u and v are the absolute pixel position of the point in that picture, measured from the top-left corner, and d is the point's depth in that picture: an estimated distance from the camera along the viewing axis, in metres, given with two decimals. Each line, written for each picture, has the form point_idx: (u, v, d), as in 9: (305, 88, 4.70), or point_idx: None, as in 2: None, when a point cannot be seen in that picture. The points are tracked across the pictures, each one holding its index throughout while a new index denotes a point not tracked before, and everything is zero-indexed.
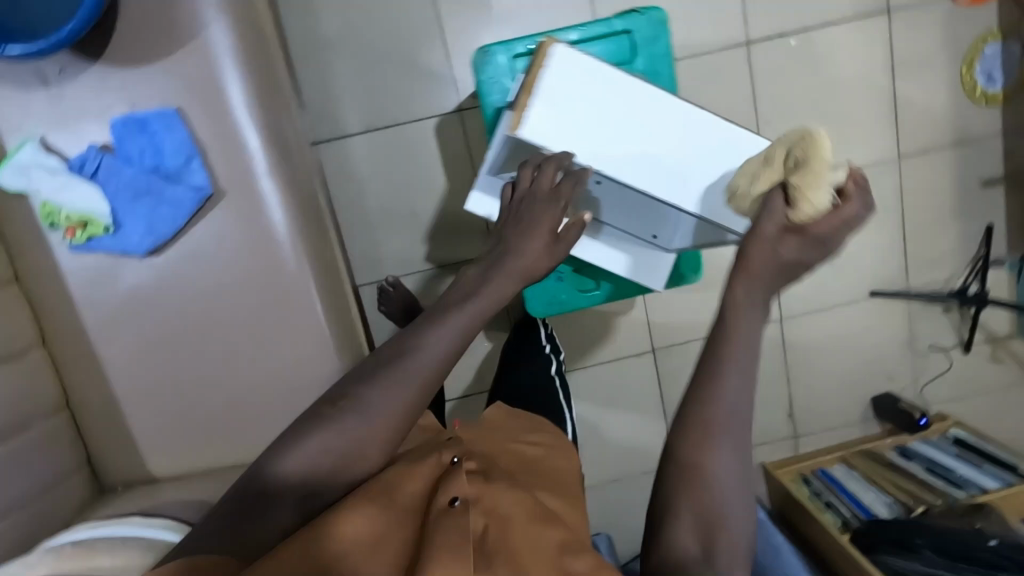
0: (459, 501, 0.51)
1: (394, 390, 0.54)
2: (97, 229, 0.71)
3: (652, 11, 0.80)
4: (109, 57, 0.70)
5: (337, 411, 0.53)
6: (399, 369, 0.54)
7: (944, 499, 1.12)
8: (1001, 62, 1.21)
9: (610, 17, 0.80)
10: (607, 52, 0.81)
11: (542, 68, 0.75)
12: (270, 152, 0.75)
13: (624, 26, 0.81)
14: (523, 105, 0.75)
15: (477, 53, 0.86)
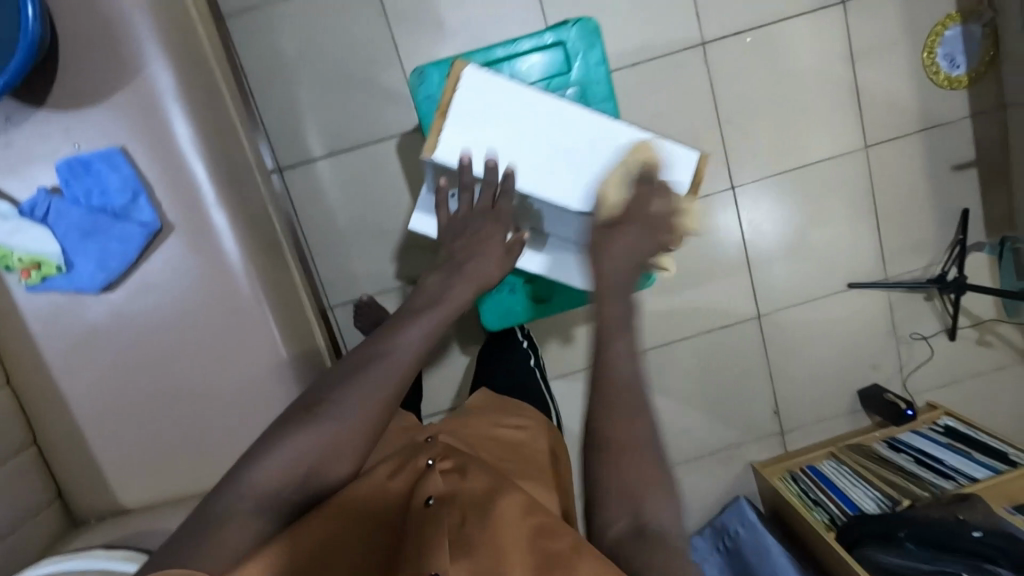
0: (434, 499, 0.54)
1: (366, 395, 0.52)
2: (50, 270, 0.73)
3: (582, 22, 0.83)
4: (52, 103, 0.73)
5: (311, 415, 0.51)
6: (369, 376, 0.53)
7: (932, 491, 1.10)
8: (962, 45, 1.20)
9: (542, 30, 0.83)
10: (542, 65, 0.84)
11: (454, 90, 0.74)
12: (218, 183, 0.77)
13: (556, 38, 0.84)
14: (438, 127, 0.75)
15: (411, 73, 0.86)
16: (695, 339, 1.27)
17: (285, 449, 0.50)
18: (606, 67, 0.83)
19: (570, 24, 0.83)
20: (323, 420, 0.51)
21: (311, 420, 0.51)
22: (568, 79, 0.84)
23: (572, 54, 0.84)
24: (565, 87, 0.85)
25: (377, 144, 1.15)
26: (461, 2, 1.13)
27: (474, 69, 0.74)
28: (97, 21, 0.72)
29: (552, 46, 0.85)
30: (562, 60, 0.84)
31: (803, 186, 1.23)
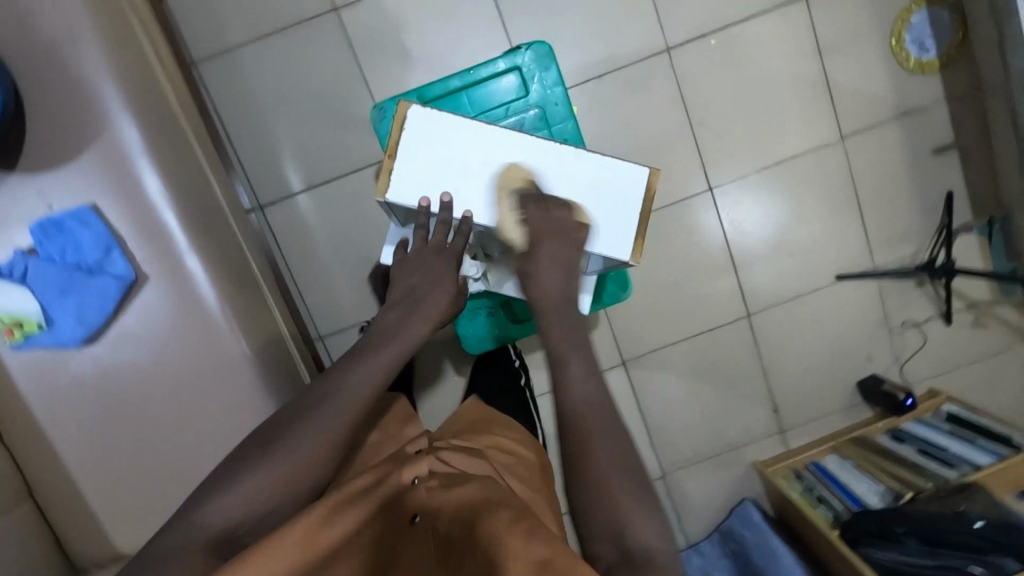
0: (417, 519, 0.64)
1: (340, 410, 0.60)
2: (32, 328, 0.76)
3: (534, 47, 0.89)
4: (23, 167, 0.75)
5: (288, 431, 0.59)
6: (337, 400, 0.60)
7: (935, 481, 1.05)
8: (931, 29, 1.20)
9: (495, 57, 0.89)
10: (499, 92, 0.91)
11: (401, 131, 0.75)
12: (189, 230, 0.78)
13: (511, 63, 0.90)
14: (387, 169, 0.76)
15: (373, 110, 0.90)
16: (686, 343, 1.26)
17: (255, 475, 0.57)
18: (562, 87, 0.90)
19: (522, 49, 0.89)
20: (285, 453, 0.58)
21: (268, 457, 0.58)
22: (528, 102, 0.91)
23: (528, 77, 0.90)
24: (525, 109, 0.91)
25: (354, 175, 1.17)
26: (426, 31, 1.15)
27: (418, 108, 0.75)
28: (63, 84, 0.75)
29: (507, 71, 0.90)
30: (519, 84, 0.91)
31: (781, 182, 1.23)
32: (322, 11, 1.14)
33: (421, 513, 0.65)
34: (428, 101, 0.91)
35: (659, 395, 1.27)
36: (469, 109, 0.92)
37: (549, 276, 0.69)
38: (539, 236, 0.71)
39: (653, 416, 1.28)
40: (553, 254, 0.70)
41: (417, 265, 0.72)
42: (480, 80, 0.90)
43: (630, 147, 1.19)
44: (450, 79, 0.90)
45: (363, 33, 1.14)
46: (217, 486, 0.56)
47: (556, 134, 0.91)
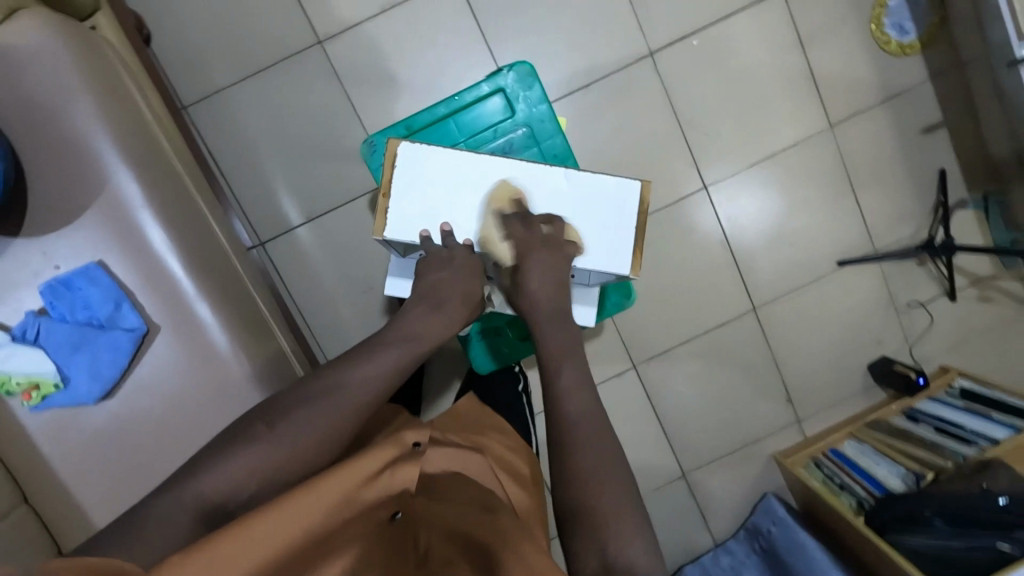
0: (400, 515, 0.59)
1: (342, 406, 0.61)
2: (48, 388, 0.76)
3: (516, 67, 0.90)
4: (28, 230, 0.76)
5: (278, 424, 0.59)
6: (338, 397, 0.61)
7: (954, 460, 1.06)
8: (908, 12, 1.21)
9: (478, 81, 0.90)
10: (485, 114, 0.92)
11: (394, 168, 0.76)
12: (196, 276, 0.79)
13: (494, 86, 0.91)
14: (384, 208, 0.76)
15: (363, 143, 0.91)
16: (695, 341, 1.27)
17: (255, 451, 0.56)
18: (546, 104, 0.91)
19: (505, 71, 0.90)
20: (289, 428, 0.58)
21: (272, 432, 0.58)
22: (514, 122, 0.92)
23: (512, 98, 0.91)
24: (512, 129, 0.92)
25: (352, 204, 1.17)
26: (410, 56, 1.16)
27: (408, 144, 0.76)
28: (63, 146, 0.76)
29: (491, 94, 0.91)
30: (504, 105, 0.92)
31: (775, 174, 1.23)
32: (306, 45, 1.15)
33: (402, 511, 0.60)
34: (417, 130, 0.91)
35: (673, 395, 1.28)
36: (457, 134, 0.93)
37: (540, 287, 0.74)
38: (527, 248, 0.74)
39: (670, 417, 1.28)
40: (542, 266, 0.74)
41: (431, 275, 0.73)
42: (465, 105, 0.91)
43: (623, 153, 1.20)
44: (436, 106, 0.91)
45: (348, 63, 1.15)
46: (218, 455, 0.56)
47: (546, 151, 0.92)
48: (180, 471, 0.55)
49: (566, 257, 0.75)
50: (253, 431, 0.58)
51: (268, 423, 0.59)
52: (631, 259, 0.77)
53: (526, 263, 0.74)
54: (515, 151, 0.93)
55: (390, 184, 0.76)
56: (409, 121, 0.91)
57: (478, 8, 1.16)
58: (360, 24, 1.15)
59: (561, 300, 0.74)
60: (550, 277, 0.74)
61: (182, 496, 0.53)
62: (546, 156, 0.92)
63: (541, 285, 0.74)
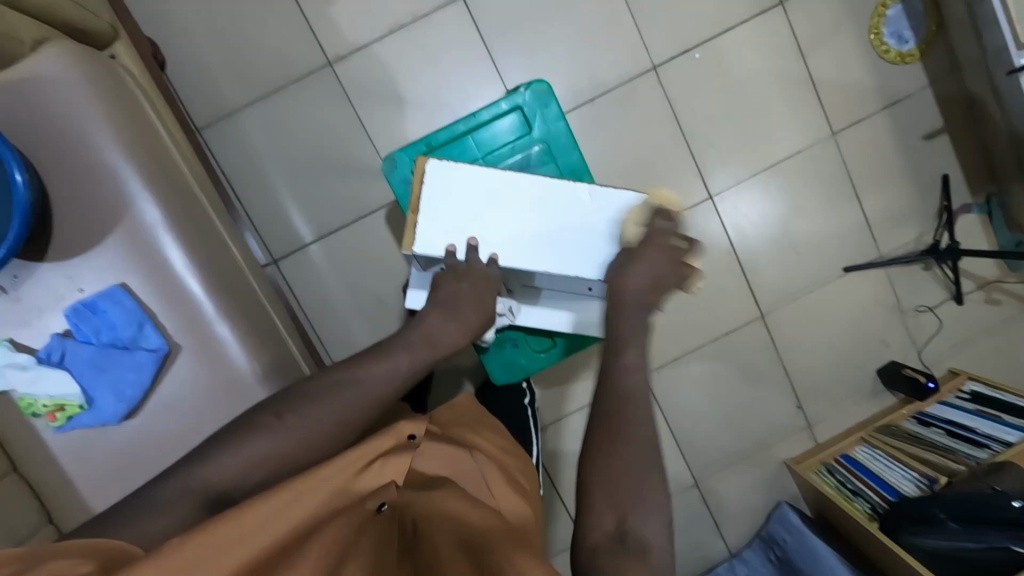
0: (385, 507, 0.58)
1: (347, 402, 0.64)
2: (74, 409, 0.78)
3: (534, 85, 0.92)
4: (53, 255, 0.78)
5: (283, 417, 0.61)
6: (344, 393, 0.64)
7: (967, 464, 1.07)
8: (907, 20, 1.23)
9: (497, 100, 0.92)
10: (505, 131, 0.94)
11: (421, 185, 0.78)
12: (215, 295, 0.81)
13: (512, 104, 0.93)
14: (412, 224, 0.79)
15: (384, 161, 0.92)
16: (703, 349, 1.28)
17: (262, 438, 0.59)
18: (564, 121, 0.92)
19: (522, 89, 0.92)
20: (297, 421, 0.61)
21: (282, 423, 0.61)
22: (531, 138, 0.94)
23: (530, 115, 0.93)
24: (530, 146, 0.94)
25: (363, 220, 1.19)
26: (418, 74, 1.18)
27: (436, 162, 0.78)
28: (86, 171, 0.78)
29: (509, 111, 0.93)
30: (522, 122, 0.94)
31: (780, 182, 1.25)
32: (316, 66, 1.17)
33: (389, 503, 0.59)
34: (436, 148, 0.93)
35: (683, 403, 1.28)
36: (475, 151, 0.94)
37: (637, 276, 0.71)
38: (648, 242, 0.73)
39: (681, 425, 1.29)
40: (652, 261, 0.72)
41: (449, 285, 0.76)
42: (483, 123, 0.93)
43: (628, 164, 1.22)
44: (455, 124, 0.93)
45: (357, 82, 1.18)
46: (227, 444, 0.59)
47: (563, 167, 0.94)
48: (192, 455, 0.59)
49: (678, 269, 0.73)
50: (259, 423, 0.61)
51: (278, 416, 0.61)
52: None
53: (639, 252, 0.73)
54: (532, 167, 0.94)
55: (421, 200, 0.78)
56: (429, 138, 0.92)
57: (484, 26, 1.18)
58: (369, 45, 1.18)
59: (649, 294, 0.70)
60: (654, 276, 0.71)
61: (191, 481, 0.56)
62: (563, 172, 0.94)
63: (640, 278, 0.71)
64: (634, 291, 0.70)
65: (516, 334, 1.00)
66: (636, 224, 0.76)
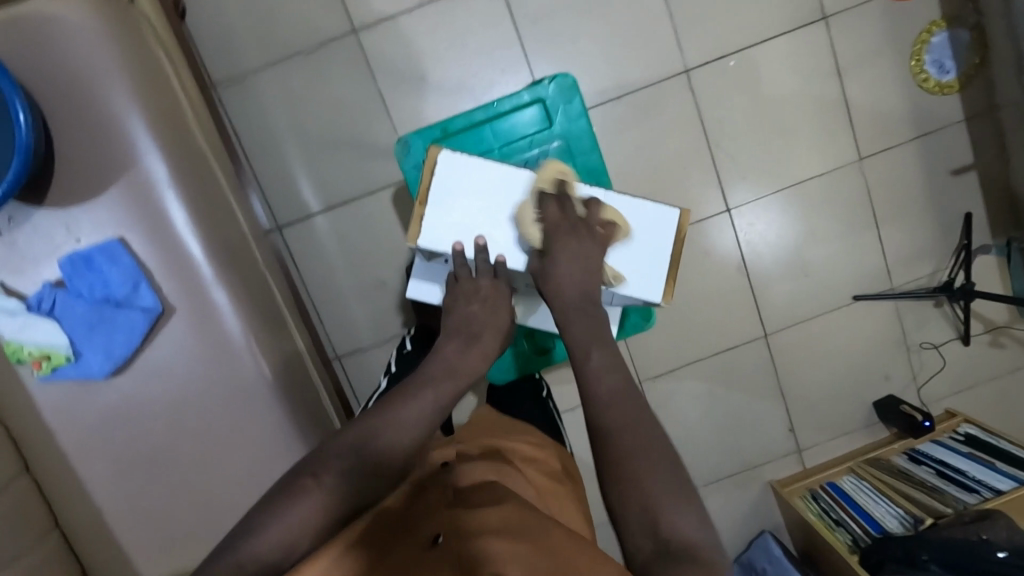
0: (439, 536, 0.52)
1: (379, 450, 0.58)
2: (59, 360, 0.75)
3: (559, 79, 0.89)
4: (52, 202, 0.75)
5: (317, 480, 0.56)
6: (377, 440, 0.59)
7: (954, 507, 1.06)
8: (950, 50, 1.19)
9: (519, 90, 0.89)
10: (524, 124, 0.91)
11: (432, 176, 0.74)
12: (215, 261, 0.79)
13: (534, 96, 0.90)
14: (420, 215, 0.74)
15: (397, 143, 0.89)
16: (702, 363, 1.26)
17: (306, 501, 0.54)
18: (586, 119, 0.90)
19: (546, 81, 0.89)
20: (337, 479, 0.56)
21: (319, 483, 0.56)
22: (551, 133, 0.91)
23: (552, 109, 0.90)
24: (548, 140, 0.91)
25: (371, 197, 1.17)
26: (444, 53, 1.15)
27: (448, 154, 0.74)
28: (90, 120, 0.75)
29: (530, 103, 0.91)
30: (543, 116, 0.91)
31: (800, 202, 1.22)
32: (340, 33, 1.14)
33: (444, 532, 0.53)
34: (453, 134, 0.90)
35: (675, 415, 1.27)
36: (491, 141, 0.92)
37: (565, 271, 0.68)
38: (557, 230, 0.71)
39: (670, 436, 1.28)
40: (571, 249, 0.70)
41: (462, 310, 0.73)
42: (503, 113, 0.90)
43: (647, 168, 1.19)
44: (473, 112, 0.90)
45: (381, 56, 1.14)
46: (268, 510, 0.54)
47: (580, 166, 0.91)
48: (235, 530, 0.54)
49: (600, 242, 0.72)
50: (294, 490, 0.55)
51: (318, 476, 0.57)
52: (664, 286, 0.76)
53: (555, 242, 0.70)
54: (549, 162, 0.92)
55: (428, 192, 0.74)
56: (446, 124, 0.89)
57: (515, 9, 1.15)
58: (397, 17, 1.14)
59: (588, 282, 0.69)
60: (581, 264, 0.69)
61: (237, 561, 0.51)
62: (580, 172, 0.91)
63: (571, 274, 0.69)
64: (570, 291, 0.68)
65: (523, 333, 1.00)
66: (534, 219, 0.73)
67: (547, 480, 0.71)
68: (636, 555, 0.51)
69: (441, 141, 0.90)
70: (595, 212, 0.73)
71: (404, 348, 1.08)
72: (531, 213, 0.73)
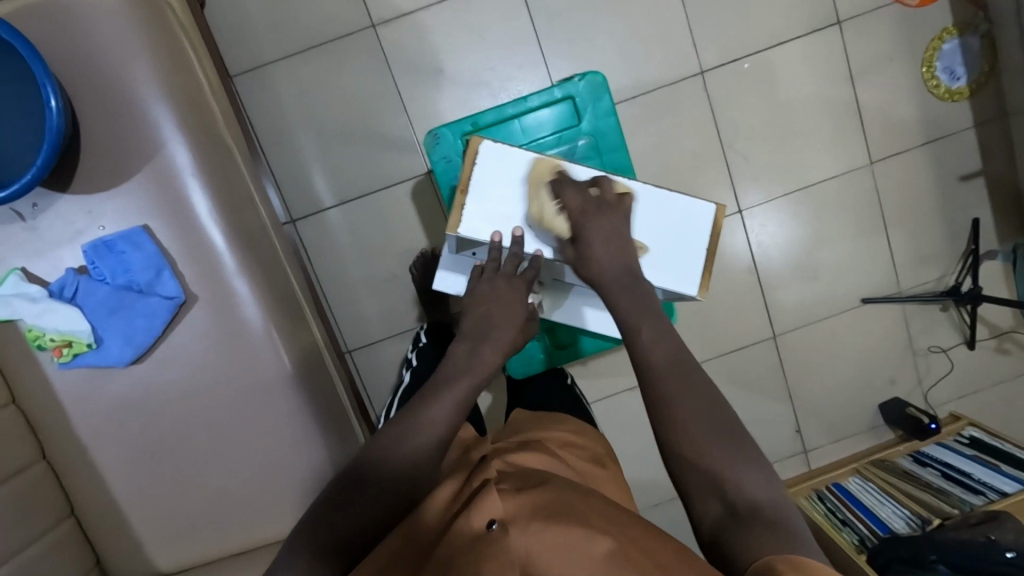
0: (495, 522, 0.51)
1: (414, 448, 0.60)
2: (81, 347, 0.75)
3: (589, 77, 0.90)
4: (75, 189, 0.75)
5: (360, 488, 0.58)
6: (408, 438, 0.60)
7: (961, 509, 1.08)
8: (961, 57, 1.21)
9: (550, 86, 0.90)
10: (553, 119, 0.91)
11: (474, 165, 0.74)
12: (236, 251, 0.79)
13: (564, 93, 0.90)
14: (460, 205, 0.74)
15: (427, 135, 0.90)
16: (711, 362, 1.27)
17: (353, 509, 0.56)
18: (615, 117, 0.90)
19: (576, 79, 0.90)
20: (377, 483, 0.58)
21: (361, 491, 0.57)
22: (579, 130, 0.91)
23: (582, 107, 0.91)
24: (576, 137, 0.91)
25: (386, 192, 1.17)
26: (462, 49, 1.15)
27: (491, 144, 0.74)
28: (116, 108, 0.75)
29: (560, 100, 0.91)
30: (571, 113, 0.91)
31: (810, 205, 1.23)
32: (358, 28, 1.14)
33: (498, 518, 0.52)
34: (482, 128, 0.90)
35: None
36: (519, 137, 0.92)
37: (603, 254, 0.67)
38: (586, 215, 0.69)
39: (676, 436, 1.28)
40: (602, 228, 0.68)
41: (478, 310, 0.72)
42: (532, 109, 0.91)
43: (660, 169, 1.20)
44: (504, 106, 0.91)
45: (398, 50, 1.15)
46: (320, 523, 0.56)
47: (607, 164, 0.91)
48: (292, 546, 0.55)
49: (621, 214, 0.70)
50: (338, 501, 0.57)
51: (358, 484, 0.58)
52: (699, 280, 0.76)
53: (586, 227, 0.68)
54: (576, 159, 0.92)
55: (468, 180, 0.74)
56: (476, 119, 0.90)
57: (532, 7, 1.15)
58: (415, 12, 1.14)
59: (627, 258, 0.68)
60: (615, 242, 0.68)
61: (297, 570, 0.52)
62: (606, 169, 0.91)
63: (607, 255, 0.67)
64: (611, 269, 0.67)
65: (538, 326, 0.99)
66: (556, 209, 0.70)
67: (587, 465, 0.72)
68: (705, 518, 0.52)
69: (470, 135, 0.90)
70: (608, 182, 0.72)
71: (419, 344, 1.08)
72: (549, 206, 0.71)
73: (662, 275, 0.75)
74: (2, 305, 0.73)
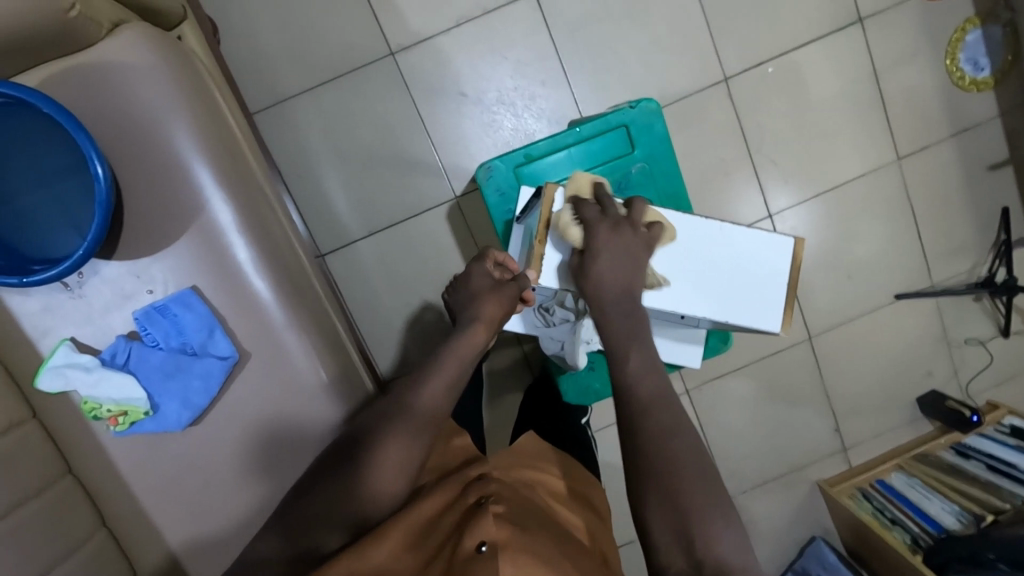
0: (486, 545, 0.51)
1: (408, 440, 0.65)
2: (137, 415, 0.73)
3: (643, 103, 0.89)
4: (123, 253, 0.74)
5: (348, 463, 0.63)
6: (399, 426, 0.65)
7: (1013, 503, 1.08)
8: (985, 47, 1.20)
9: (603, 115, 0.89)
10: (605, 147, 0.90)
11: (550, 212, 0.75)
12: (283, 301, 0.77)
13: (618, 120, 0.90)
14: (538, 254, 0.76)
15: (480, 168, 0.89)
16: (749, 368, 1.26)
17: (336, 480, 0.62)
18: (669, 143, 0.90)
19: (630, 106, 0.89)
20: (367, 456, 0.63)
21: (348, 467, 0.63)
22: (632, 158, 0.90)
23: (635, 134, 0.90)
24: (629, 165, 0.90)
25: (414, 219, 1.15)
26: (483, 71, 1.14)
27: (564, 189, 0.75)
28: (156, 168, 0.73)
29: (613, 127, 0.90)
30: (624, 141, 0.90)
31: (840, 205, 1.22)
32: (377, 56, 1.12)
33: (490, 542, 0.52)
34: (535, 160, 0.90)
35: (722, 422, 1.27)
36: (570, 165, 0.91)
37: (612, 269, 0.68)
38: (598, 226, 0.70)
39: (716, 440, 1.27)
40: (617, 245, 0.69)
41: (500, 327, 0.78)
42: (586, 138, 0.90)
43: (686, 179, 1.19)
44: (558, 137, 0.90)
45: (419, 75, 1.13)
46: (314, 485, 0.63)
47: (661, 191, 0.91)
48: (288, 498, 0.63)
49: (645, 241, 0.70)
50: (330, 469, 0.64)
51: (352, 460, 0.63)
52: (781, 316, 0.77)
53: (599, 241, 0.69)
54: (630, 187, 0.91)
55: (518, 209, 0.86)
56: (530, 148, 0.89)
57: (552, 25, 1.14)
58: (433, 36, 1.13)
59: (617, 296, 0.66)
60: (625, 262, 0.68)
61: (290, 518, 0.61)
62: (662, 196, 0.90)
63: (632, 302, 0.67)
64: (610, 292, 0.67)
65: (598, 358, 0.97)
66: (573, 218, 0.72)
67: (574, 512, 0.71)
68: (676, 568, 0.51)
69: (523, 167, 0.90)
70: (642, 204, 0.72)
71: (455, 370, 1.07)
72: (567, 216, 0.72)
73: (744, 313, 0.77)
74: (55, 377, 0.71)
